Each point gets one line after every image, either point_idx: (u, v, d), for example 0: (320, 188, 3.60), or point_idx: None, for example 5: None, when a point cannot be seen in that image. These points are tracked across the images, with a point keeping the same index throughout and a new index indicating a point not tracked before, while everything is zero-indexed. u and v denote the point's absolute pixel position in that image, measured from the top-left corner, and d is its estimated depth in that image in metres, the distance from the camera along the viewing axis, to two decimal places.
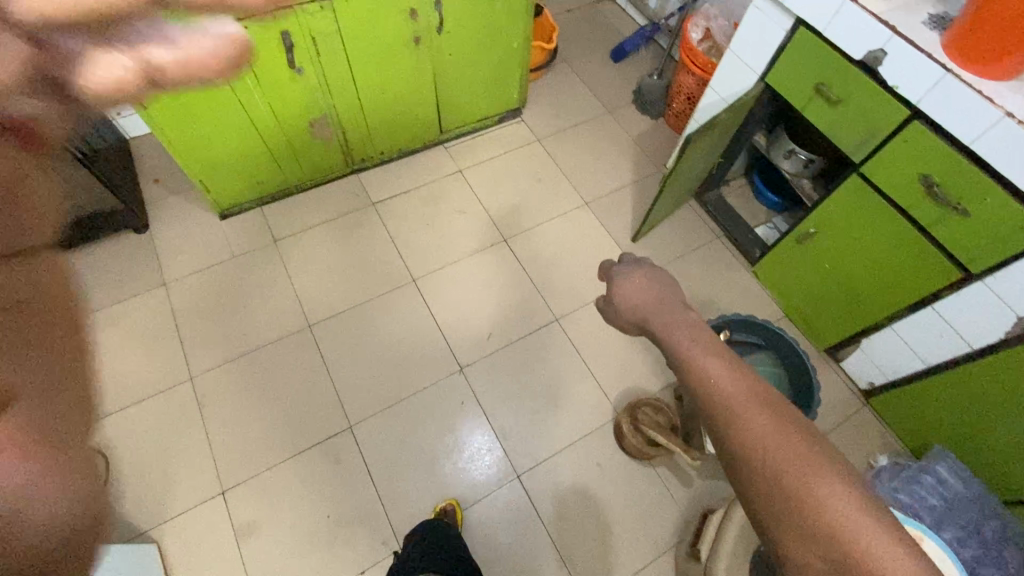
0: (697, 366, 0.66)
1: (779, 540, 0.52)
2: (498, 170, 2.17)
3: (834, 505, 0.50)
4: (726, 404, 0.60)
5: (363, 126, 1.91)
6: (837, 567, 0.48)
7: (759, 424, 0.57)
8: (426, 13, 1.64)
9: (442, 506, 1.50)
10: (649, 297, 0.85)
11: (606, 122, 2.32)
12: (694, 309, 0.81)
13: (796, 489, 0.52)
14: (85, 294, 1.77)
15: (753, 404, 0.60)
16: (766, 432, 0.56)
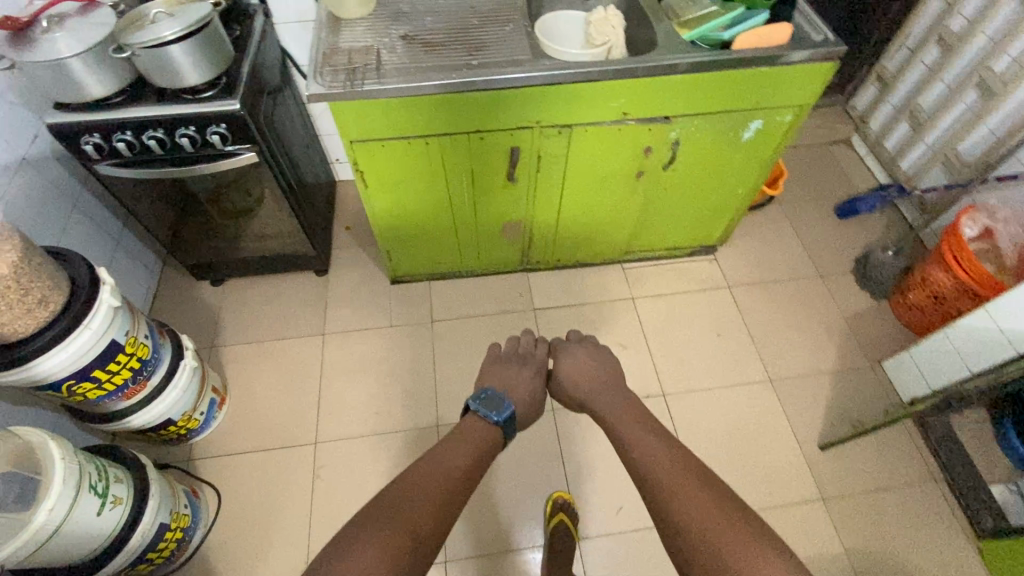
0: (634, 436, 1.07)
1: (692, 557, 0.82)
2: (675, 308, 1.94)
3: (733, 533, 0.81)
4: (633, 443, 1.05)
5: (552, 236, 1.82)
6: (714, 552, 0.80)
7: (651, 452, 1.01)
8: (661, 151, 1.51)
9: (556, 502, 1.50)
10: (586, 375, 1.38)
11: (815, 287, 1.99)
12: (624, 394, 1.29)
13: (676, 489, 0.91)
14: (256, 321, 1.86)
15: (653, 441, 1.04)
16: (652, 456, 1.00)
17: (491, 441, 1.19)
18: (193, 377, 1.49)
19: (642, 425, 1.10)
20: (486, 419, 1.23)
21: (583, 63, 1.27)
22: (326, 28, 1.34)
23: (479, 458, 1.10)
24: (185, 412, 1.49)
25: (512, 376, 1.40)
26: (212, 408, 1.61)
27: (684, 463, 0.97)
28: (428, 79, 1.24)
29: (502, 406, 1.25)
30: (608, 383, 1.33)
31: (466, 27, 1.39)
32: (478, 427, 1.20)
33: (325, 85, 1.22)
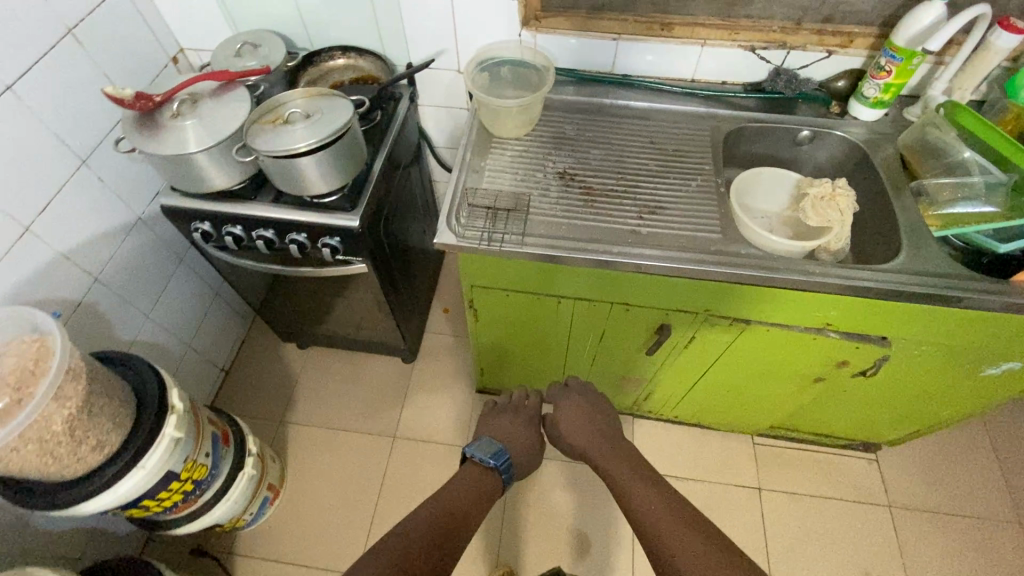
0: (632, 493, 1.01)
1: None
2: (810, 516, 1.54)
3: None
4: (627, 487, 1.04)
5: (676, 399, 1.50)
6: None
7: (641, 492, 1.01)
8: (857, 366, 1.14)
9: None
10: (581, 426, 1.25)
11: (1011, 541, 1.50)
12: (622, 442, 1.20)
13: (670, 529, 0.90)
14: (330, 400, 1.72)
15: (645, 487, 1.02)
16: (645, 496, 0.99)
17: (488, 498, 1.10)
18: (250, 481, 1.34)
19: (634, 472, 1.07)
20: (483, 470, 1.16)
21: (788, 266, 0.96)
22: (475, 151, 1.13)
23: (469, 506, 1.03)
24: (234, 515, 1.34)
25: (510, 429, 1.30)
26: (263, 505, 1.46)
27: (676, 506, 0.95)
28: (585, 250, 0.99)
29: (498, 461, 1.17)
30: (603, 431, 1.23)
31: (640, 173, 1.11)
32: (482, 480, 1.13)
33: (461, 236, 1.01)
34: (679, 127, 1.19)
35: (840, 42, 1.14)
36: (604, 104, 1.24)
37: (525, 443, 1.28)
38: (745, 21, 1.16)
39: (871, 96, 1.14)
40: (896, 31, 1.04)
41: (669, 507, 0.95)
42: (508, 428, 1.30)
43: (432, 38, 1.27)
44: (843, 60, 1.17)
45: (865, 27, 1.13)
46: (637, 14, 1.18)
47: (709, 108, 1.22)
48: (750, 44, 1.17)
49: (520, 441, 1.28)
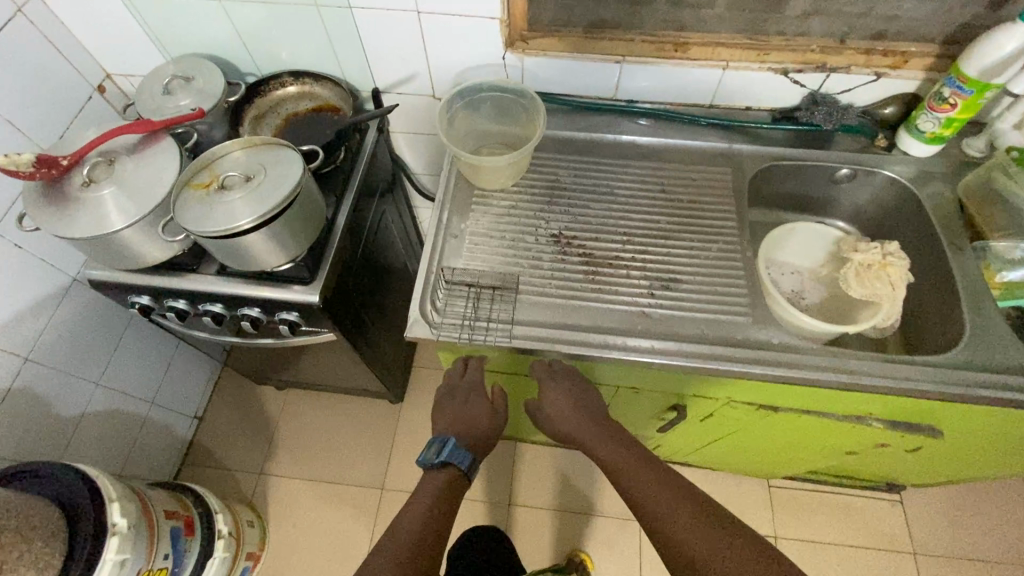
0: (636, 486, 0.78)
1: None
2: (829, 567, 1.44)
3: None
4: (616, 462, 0.82)
5: (686, 451, 1.37)
6: None
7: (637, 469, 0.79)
8: (899, 446, 1.00)
9: None
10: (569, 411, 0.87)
11: None
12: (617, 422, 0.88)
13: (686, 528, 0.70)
14: (311, 448, 1.59)
15: (640, 466, 0.80)
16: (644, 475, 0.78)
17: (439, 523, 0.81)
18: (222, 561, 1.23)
19: (623, 443, 0.84)
20: (443, 475, 0.86)
21: (831, 359, 0.80)
22: (453, 212, 0.96)
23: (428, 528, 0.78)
24: None
25: (463, 412, 0.92)
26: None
27: (686, 492, 0.75)
28: (585, 341, 0.83)
29: (463, 459, 0.87)
30: (593, 414, 0.87)
31: (649, 231, 0.94)
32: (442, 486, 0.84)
33: (439, 326, 0.85)
34: (695, 167, 1.00)
35: (892, 64, 0.94)
36: (605, 140, 1.05)
37: (483, 422, 0.92)
38: (776, 39, 0.95)
39: (927, 130, 0.94)
40: (967, 60, 0.84)
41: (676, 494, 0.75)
42: (459, 410, 0.92)
43: (400, 61, 1.06)
44: (893, 83, 0.97)
45: (922, 46, 0.93)
46: (644, 30, 0.97)
47: (730, 143, 1.03)
48: (782, 66, 0.97)
49: (478, 422, 0.92)
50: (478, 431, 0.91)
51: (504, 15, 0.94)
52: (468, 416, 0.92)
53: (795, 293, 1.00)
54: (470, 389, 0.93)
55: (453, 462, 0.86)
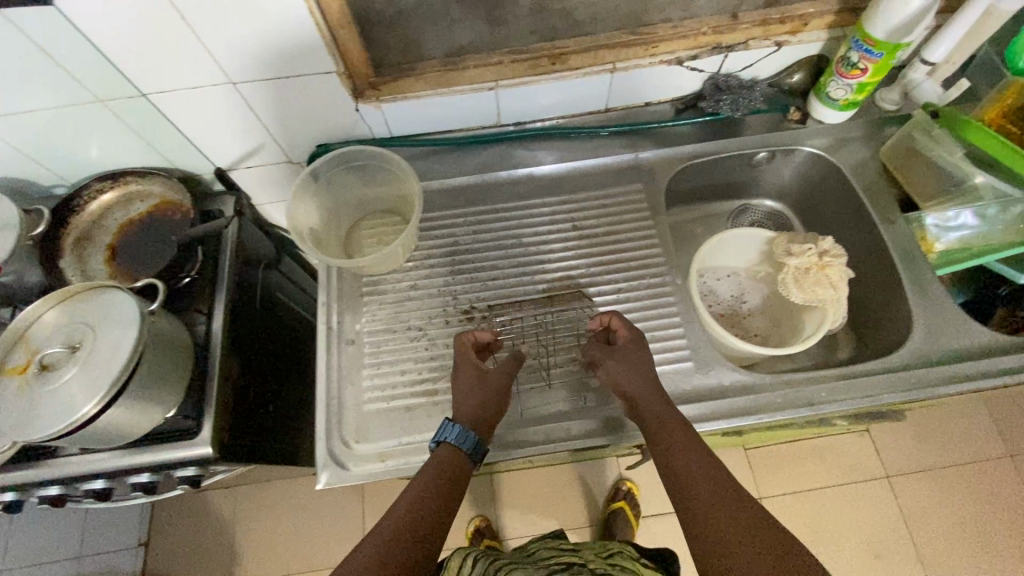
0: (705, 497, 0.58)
1: None
2: (814, 513, 1.48)
3: None
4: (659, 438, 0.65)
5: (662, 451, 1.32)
6: None
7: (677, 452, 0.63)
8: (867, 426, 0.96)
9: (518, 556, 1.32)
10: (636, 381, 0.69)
11: (1004, 483, 1.48)
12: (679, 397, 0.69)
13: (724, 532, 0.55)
14: (276, 542, 1.47)
15: (688, 441, 0.64)
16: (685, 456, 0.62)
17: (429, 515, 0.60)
18: None
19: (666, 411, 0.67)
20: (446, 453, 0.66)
21: (786, 392, 0.74)
22: (343, 311, 0.81)
23: (424, 510, 0.60)
24: None
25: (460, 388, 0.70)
26: None
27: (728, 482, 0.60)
28: (524, 436, 0.74)
29: (468, 440, 0.66)
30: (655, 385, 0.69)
31: (569, 283, 0.83)
32: (439, 474, 0.64)
33: (356, 463, 0.72)
34: (605, 191, 0.89)
35: (791, 30, 0.83)
36: (501, 176, 0.90)
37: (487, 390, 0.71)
38: (663, 27, 0.82)
39: (840, 98, 0.85)
40: (880, 16, 0.73)
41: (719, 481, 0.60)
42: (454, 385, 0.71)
43: (235, 137, 0.87)
44: (795, 50, 0.87)
45: (819, 4, 0.82)
46: (512, 46, 0.81)
47: (637, 152, 0.92)
48: (674, 56, 0.84)
49: (477, 398, 0.70)
50: (479, 409, 0.69)
51: (341, 67, 0.76)
52: (463, 393, 0.69)
53: (735, 300, 0.93)
54: (462, 357, 0.72)
55: (455, 444, 0.66)
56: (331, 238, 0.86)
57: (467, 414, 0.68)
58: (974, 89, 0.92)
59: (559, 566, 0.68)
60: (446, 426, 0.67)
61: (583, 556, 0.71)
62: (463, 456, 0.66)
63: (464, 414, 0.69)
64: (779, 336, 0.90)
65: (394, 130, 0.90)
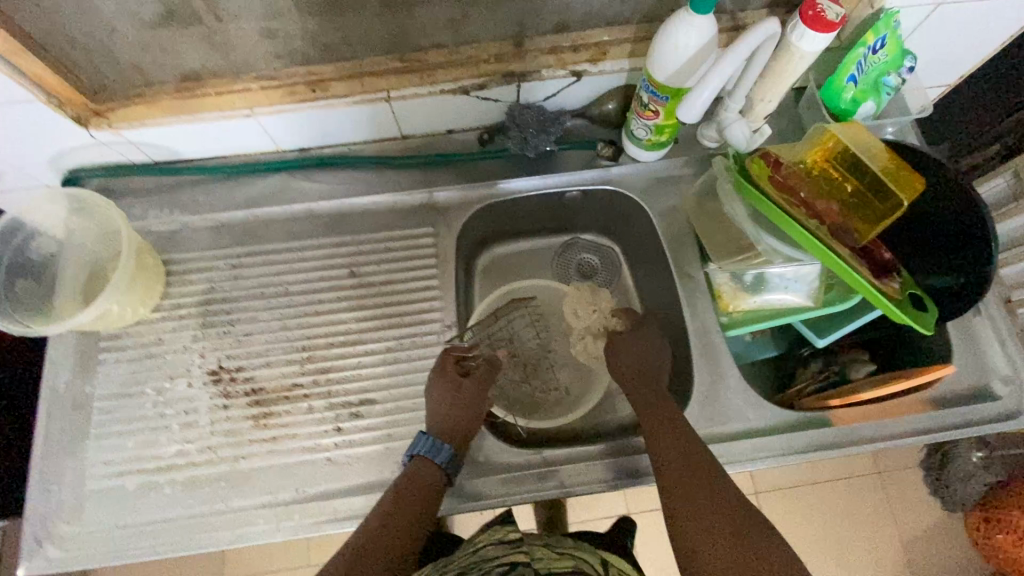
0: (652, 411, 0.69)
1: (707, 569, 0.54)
2: None
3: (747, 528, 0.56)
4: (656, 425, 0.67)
5: None
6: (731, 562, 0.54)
7: (671, 440, 0.65)
8: None
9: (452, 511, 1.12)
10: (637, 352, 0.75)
11: (872, 497, 1.48)
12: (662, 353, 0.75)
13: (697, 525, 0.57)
14: None
15: (681, 433, 0.65)
16: (675, 448, 0.64)
17: (432, 491, 0.65)
18: None
19: (660, 398, 0.70)
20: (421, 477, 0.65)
21: (541, 473, 0.71)
22: (74, 371, 0.73)
23: (428, 478, 0.65)
24: None
25: (440, 398, 0.70)
26: None
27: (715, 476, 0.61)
28: (256, 519, 0.67)
29: (441, 452, 0.66)
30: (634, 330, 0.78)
31: (334, 340, 0.75)
32: (410, 480, 0.65)
33: (59, 546, 0.66)
34: (390, 234, 0.81)
35: (588, 59, 0.73)
36: (273, 213, 0.80)
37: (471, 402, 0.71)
38: (436, 53, 0.72)
39: (643, 137, 0.77)
40: (653, 56, 0.65)
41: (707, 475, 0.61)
42: (429, 393, 0.70)
43: None
44: (599, 79, 0.77)
45: (615, 32, 0.72)
46: (260, 69, 0.71)
47: (433, 189, 0.82)
48: (459, 85, 0.74)
49: (459, 409, 0.70)
50: (461, 425, 0.70)
51: (42, 95, 0.65)
52: (443, 407, 0.69)
53: (540, 349, 0.87)
54: (438, 372, 0.71)
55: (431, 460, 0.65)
56: (76, 266, 0.74)
57: (442, 426, 0.68)
58: (801, 124, 0.83)
59: (504, 571, 0.60)
60: (418, 438, 0.66)
61: (530, 553, 0.63)
62: (433, 471, 0.65)
63: (444, 431, 0.68)
64: (578, 389, 0.85)
65: (152, 156, 0.79)
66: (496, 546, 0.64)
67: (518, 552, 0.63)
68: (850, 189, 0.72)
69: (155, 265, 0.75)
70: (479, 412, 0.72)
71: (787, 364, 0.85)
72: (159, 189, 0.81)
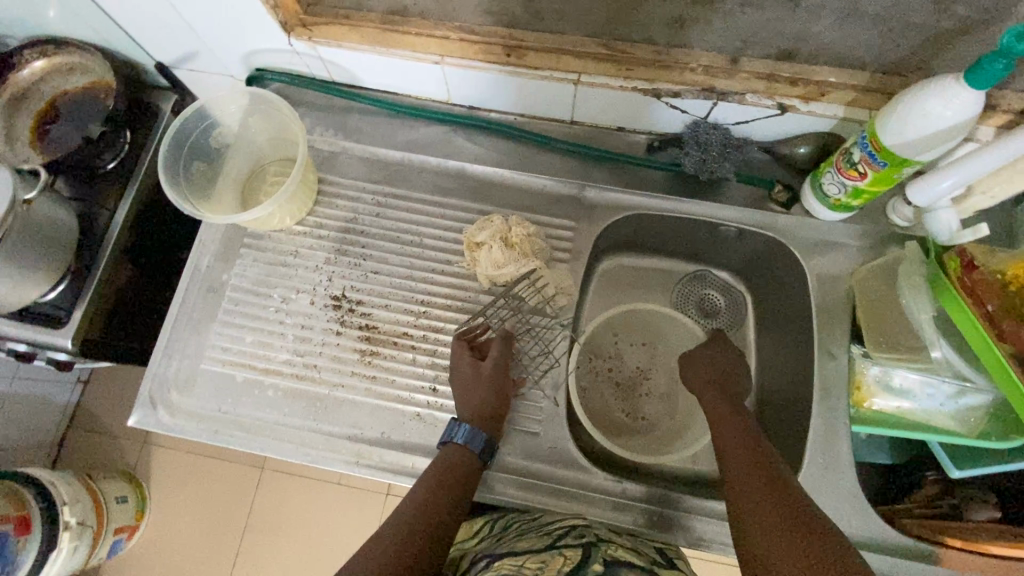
0: (725, 438, 0.64)
1: None
2: None
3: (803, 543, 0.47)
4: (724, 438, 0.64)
5: None
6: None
7: (745, 474, 0.57)
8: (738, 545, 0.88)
9: None
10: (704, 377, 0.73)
11: None
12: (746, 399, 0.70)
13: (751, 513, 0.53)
14: None
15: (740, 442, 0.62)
16: (749, 482, 0.56)
17: (466, 478, 0.63)
18: (83, 539, 1.22)
19: (740, 434, 0.63)
20: (451, 461, 0.64)
21: (618, 503, 0.69)
22: (215, 256, 0.77)
23: (463, 466, 0.64)
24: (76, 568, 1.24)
25: (465, 386, 0.68)
26: (118, 544, 1.36)
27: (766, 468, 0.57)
28: (339, 448, 0.70)
29: (474, 438, 0.65)
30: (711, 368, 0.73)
31: (452, 302, 0.75)
32: (449, 473, 0.62)
33: (169, 411, 0.71)
34: (529, 215, 0.79)
35: (801, 96, 0.67)
36: (428, 162, 0.81)
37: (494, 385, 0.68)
38: (643, 48, 0.67)
39: (833, 195, 0.70)
40: (900, 121, 0.57)
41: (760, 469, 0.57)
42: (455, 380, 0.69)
43: (163, 35, 0.79)
44: (803, 120, 0.70)
45: (844, 75, 0.64)
46: (464, 21, 0.70)
47: (585, 183, 0.80)
48: (654, 87, 0.69)
49: (480, 394, 0.67)
50: (487, 403, 0.67)
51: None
52: (468, 390, 0.68)
53: (637, 374, 0.85)
54: (460, 364, 0.69)
55: (462, 445, 0.64)
56: (237, 165, 0.78)
57: (472, 412, 0.66)
58: (1012, 231, 0.73)
59: (562, 530, 0.61)
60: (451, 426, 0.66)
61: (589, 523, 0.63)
62: (469, 456, 0.64)
63: (471, 413, 0.66)
64: (667, 427, 0.82)
65: (334, 76, 0.81)
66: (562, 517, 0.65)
67: (576, 521, 0.63)
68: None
69: (311, 182, 0.77)
70: (506, 390, 0.69)
71: (898, 478, 0.78)
72: (330, 109, 0.83)
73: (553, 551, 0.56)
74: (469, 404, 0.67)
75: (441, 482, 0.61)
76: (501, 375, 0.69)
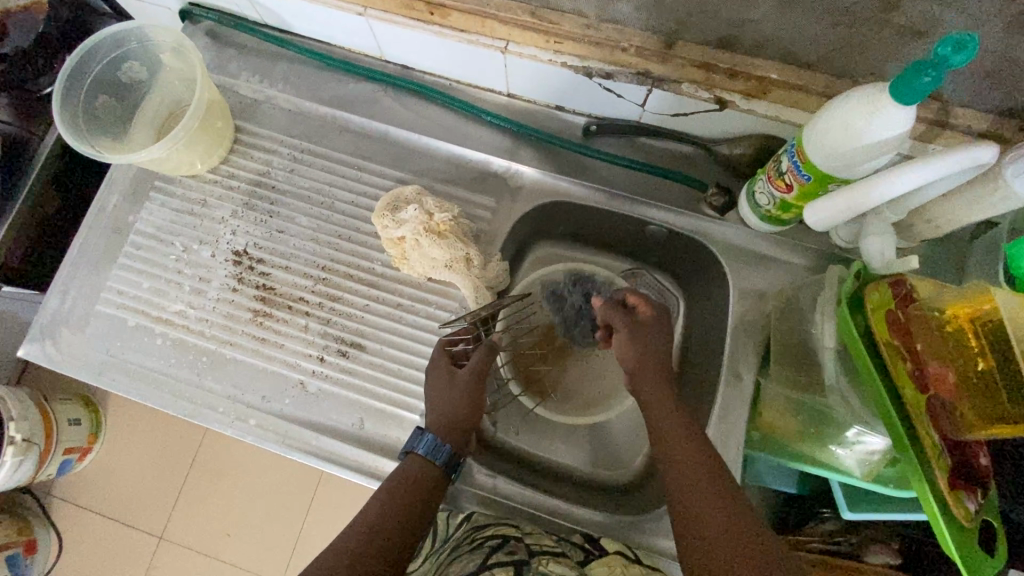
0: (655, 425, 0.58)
1: None
2: None
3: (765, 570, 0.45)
4: (670, 447, 0.56)
5: None
6: None
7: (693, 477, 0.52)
8: None
9: None
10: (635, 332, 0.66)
11: None
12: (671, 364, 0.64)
13: None
14: None
15: (715, 498, 0.50)
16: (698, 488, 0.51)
17: (426, 491, 0.58)
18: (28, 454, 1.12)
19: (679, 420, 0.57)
20: (412, 473, 0.59)
21: (485, 499, 0.68)
22: (124, 197, 0.75)
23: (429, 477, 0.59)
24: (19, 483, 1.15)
25: (431, 395, 0.64)
26: (66, 465, 1.26)
27: (750, 531, 0.48)
28: (218, 410, 0.68)
29: (440, 453, 0.60)
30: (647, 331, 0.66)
31: (355, 272, 0.72)
32: (404, 485, 0.58)
33: (58, 347, 0.71)
34: (450, 191, 0.75)
35: (742, 91, 0.60)
36: (351, 122, 0.77)
37: (456, 397, 0.63)
38: (571, 19, 0.60)
39: (763, 205, 0.65)
40: (821, 127, 0.51)
41: (742, 521, 0.48)
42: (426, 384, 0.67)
43: None
44: (745, 119, 0.64)
45: (787, 73, 0.58)
46: None
47: (514, 163, 0.75)
48: (584, 64, 0.63)
49: (446, 402, 0.63)
50: (453, 414, 0.62)
51: None
52: (432, 398, 0.64)
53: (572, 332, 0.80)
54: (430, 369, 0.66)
55: (428, 459, 0.60)
56: (150, 104, 0.75)
57: (441, 421, 0.62)
58: (962, 268, 0.67)
59: (492, 539, 0.58)
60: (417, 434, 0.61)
61: (520, 529, 0.62)
62: (432, 469, 0.59)
63: (438, 423, 0.62)
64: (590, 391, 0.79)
65: (264, 18, 0.76)
66: (491, 522, 0.63)
67: (507, 527, 0.62)
68: (979, 367, 0.49)
69: (223, 130, 0.74)
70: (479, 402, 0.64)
71: (799, 508, 0.76)
72: (260, 54, 0.79)
73: (484, 570, 0.52)
74: (442, 407, 0.63)
75: (406, 491, 0.57)
76: (477, 382, 0.64)
